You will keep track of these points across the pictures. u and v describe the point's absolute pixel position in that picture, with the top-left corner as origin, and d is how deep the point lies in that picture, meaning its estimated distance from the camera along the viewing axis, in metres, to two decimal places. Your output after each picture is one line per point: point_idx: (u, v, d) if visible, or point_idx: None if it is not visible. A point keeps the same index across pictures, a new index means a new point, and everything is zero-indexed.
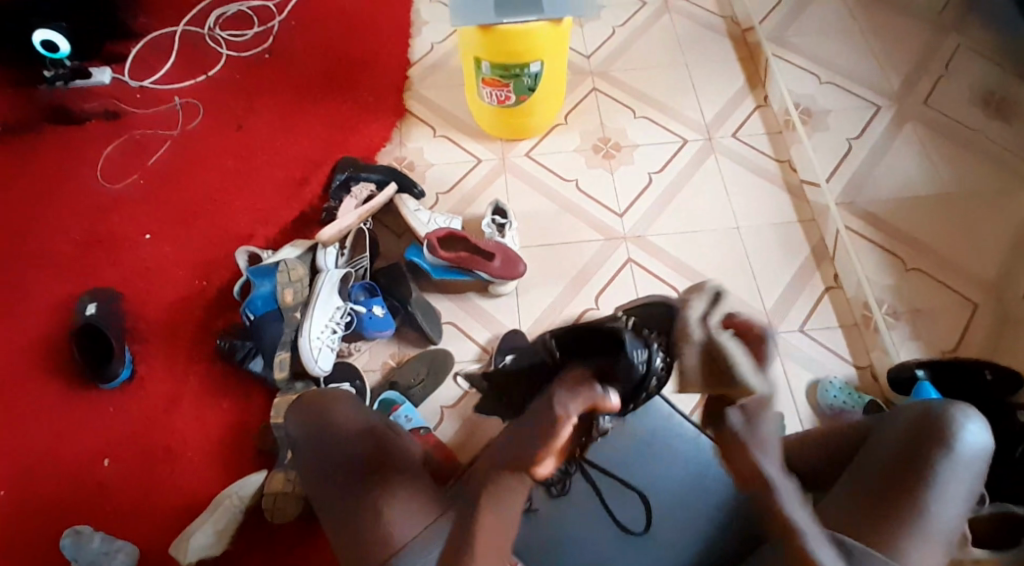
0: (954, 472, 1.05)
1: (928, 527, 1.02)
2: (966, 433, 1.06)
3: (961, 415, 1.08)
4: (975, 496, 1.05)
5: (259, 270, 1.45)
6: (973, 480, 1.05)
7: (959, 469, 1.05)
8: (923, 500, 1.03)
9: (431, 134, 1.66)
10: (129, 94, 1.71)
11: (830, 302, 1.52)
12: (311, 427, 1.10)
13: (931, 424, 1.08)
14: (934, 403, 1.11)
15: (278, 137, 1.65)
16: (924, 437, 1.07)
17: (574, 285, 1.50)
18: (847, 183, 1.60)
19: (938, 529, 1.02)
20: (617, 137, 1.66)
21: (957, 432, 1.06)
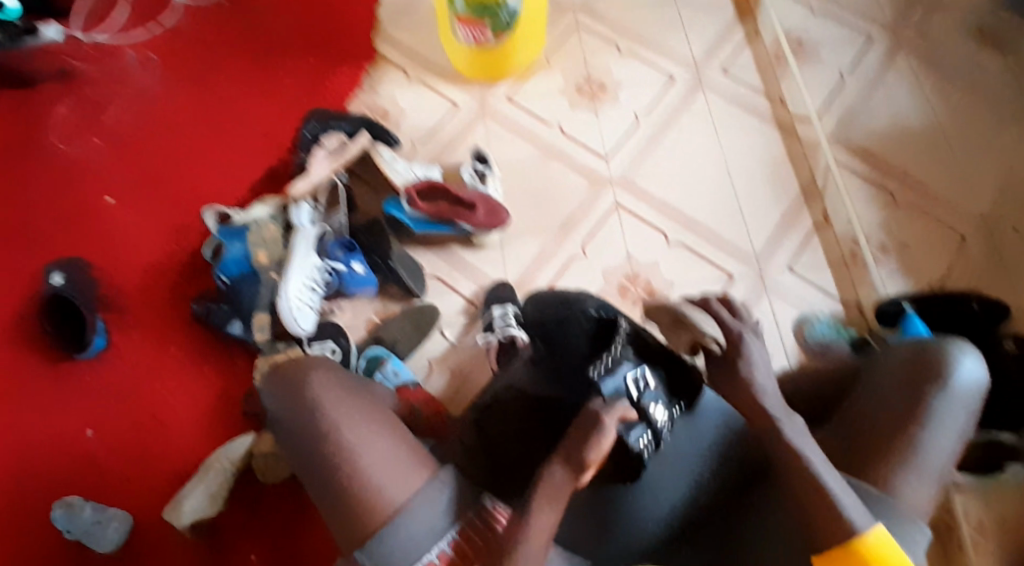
0: (948, 404, 1.06)
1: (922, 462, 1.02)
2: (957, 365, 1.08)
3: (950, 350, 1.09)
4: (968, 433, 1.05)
5: (229, 232, 1.40)
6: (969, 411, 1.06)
7: (954, 401, 1.06)
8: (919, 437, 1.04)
9: (405, 78, 1.58)
10: (82, 50, 1.61)
11: (819, 240, 1.46)
12: (295, 393, 1.08)
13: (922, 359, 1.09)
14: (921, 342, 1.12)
15: (241, 89, 1.56)
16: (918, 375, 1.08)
17: (560, 234, 1.46)
18: (838, 118, 1.55)
19: (932, 464, 1.03)
20: (602, 77, 1.59)
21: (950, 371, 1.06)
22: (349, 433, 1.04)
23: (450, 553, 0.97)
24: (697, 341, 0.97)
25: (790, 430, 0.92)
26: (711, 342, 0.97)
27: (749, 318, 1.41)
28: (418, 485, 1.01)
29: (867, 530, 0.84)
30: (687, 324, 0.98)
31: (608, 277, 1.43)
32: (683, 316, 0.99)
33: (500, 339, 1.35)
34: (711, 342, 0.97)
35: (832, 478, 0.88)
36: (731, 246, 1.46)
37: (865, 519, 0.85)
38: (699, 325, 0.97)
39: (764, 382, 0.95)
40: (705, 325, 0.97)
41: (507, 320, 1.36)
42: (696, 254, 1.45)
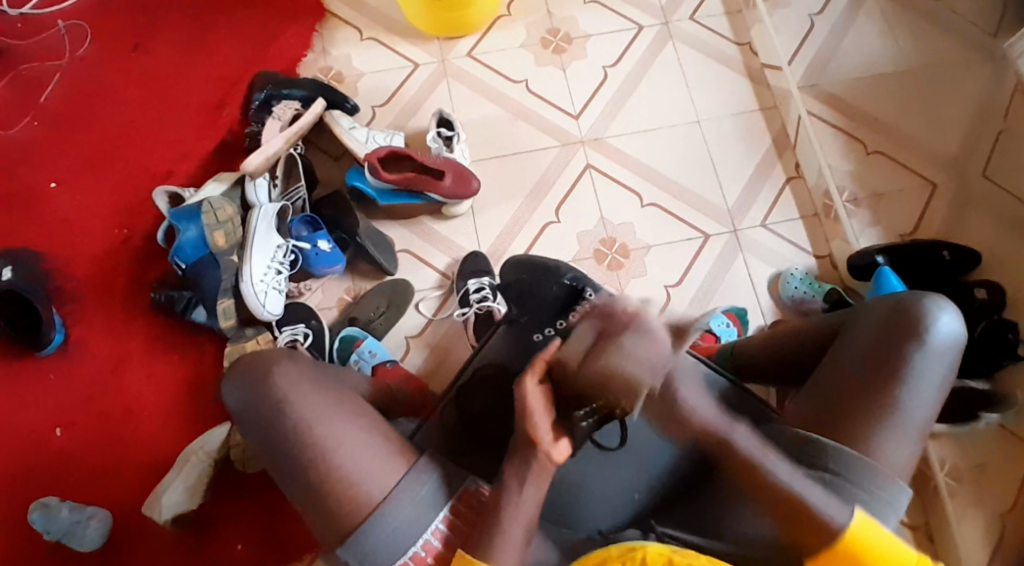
0: (929, 362, 1.02)
1: (904, 423, 0.99)
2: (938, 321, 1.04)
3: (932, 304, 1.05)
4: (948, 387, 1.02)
5: (182, 213, 1.30)
6: (950, 366, 1.03)
7: (935, 358, 1.02)
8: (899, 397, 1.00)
9: (359, 37, 1.49)
10: (6, 22, 1.48)
11: (791, 193, 1.47)
12: (261, 389, 1.02)
13: (901, 316, 1.05)
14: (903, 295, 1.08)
15: (183, 56, 1.45)
16: (897, 333, 1.03)
17: (532, 199, 1.42)
18: (810, 64, 1.51)
19: (913, 425, 1.00)
20: (568, 28, 1.51)
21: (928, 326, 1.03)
22: (324, 434, 0.98)
23: (445, 532, 0.96)
24: (624, 383, 0.79)
25: (739, 440, 0.82)
26: (639, 388, 0.79)
27: (725, 277, 1.42)
28: (395, 479, 0.97)
29: (849, 522, 0.81)
30: (614, 376, 0.80)
31: (584, 240, 1.41)
32: (605, 362, 0.81)
33: (477, 311, 1.35)
34: (639, 385, 0.79)
35: (790, 472, 0.83)
36: (703, 205, 1.45)
37: (844, 510, 0.81)
38: (629, 369, 0.79)
39: (701, 408, 0.81)
40: (628, 361, 0.79)
41: (483, 293, 1.35)
42: (670, 215, 1.44)
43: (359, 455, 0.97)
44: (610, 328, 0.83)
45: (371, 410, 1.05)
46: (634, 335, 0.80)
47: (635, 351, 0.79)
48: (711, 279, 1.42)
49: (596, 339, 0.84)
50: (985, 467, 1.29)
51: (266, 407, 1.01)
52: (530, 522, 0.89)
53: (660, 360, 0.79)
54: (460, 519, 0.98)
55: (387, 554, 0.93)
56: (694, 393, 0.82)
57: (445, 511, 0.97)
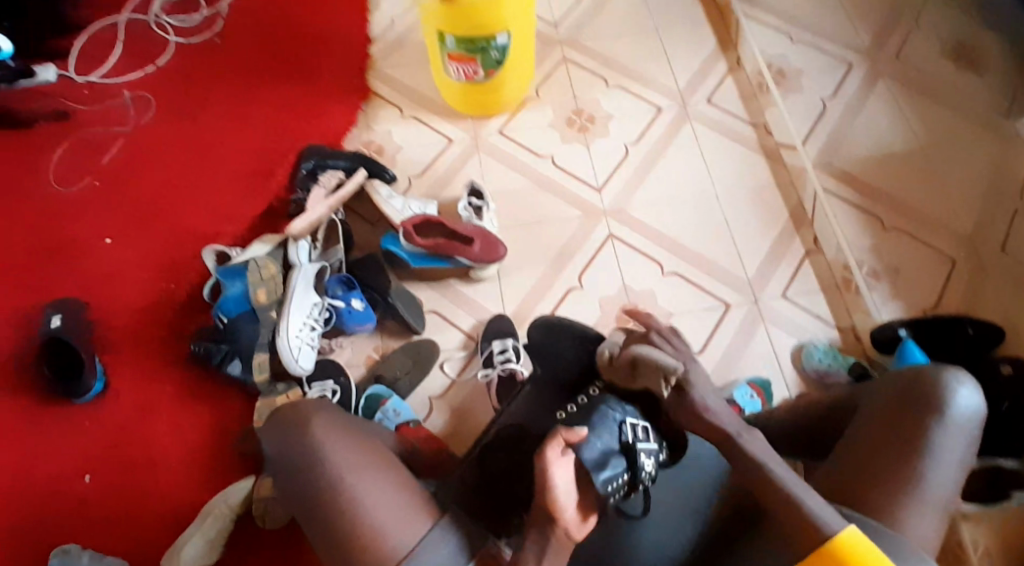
0: (950, 435, 1.02)
1: (925, 496, 0.99)
2: (957, 395, 1.04)
3: (952, 377, 1.06)
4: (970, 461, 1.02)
5: (228, 270, 1.39)
6: (971, 442, 1.03)
7: (955, 431, 1.02)
8: (921, 469, 1.00)
9: (398, 114, 1.60)
10: (73, 89, 1.62)
11: (810, 269, 1.50)
12: (293, 438, 1.07)
13: (920, 386, 1.05)
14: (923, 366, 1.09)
15: (235, 127, 1.58)
16: (917, 403, 1.04)
17: (555, 266, 1.48)
18: (823, 143, 1.58)
19: (934, 496, 0.99)
20: (592, 108, 1.62)
21: (948, 396, 1.03)
22: (351, 476, 1.02)
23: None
24: (652, 364, 0.97)
25: (748, 441, 0.93)
26: (664, 370, 0.96)
27: (748, 345, 1.44)
28: (416, 538, 0.98)
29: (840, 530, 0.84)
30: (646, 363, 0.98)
31: (606, 307, 1.45)
32: (640, 351, 1.00)
33: (500, 373, 1.37)
34: (665, 371, 0.96)
35: (799, 487, 0.88)
36: (723, 274, 1.49)
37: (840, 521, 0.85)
38: (654, 357, 0.97)
39: (714, 405, 0.95)
40: (654, 353, 0.98)
41: (506, 354, 1.38)
42: (692, 284, 1.48)
43: (384, 506, 1.00)
44: (648, 326, 1.04)
45: (396, 464, 1.08)
46: (658, 341, 1.01)
47: (660, 348, 0.99)
48: (734, 347, 1.44)
49: (633, 337, 1.06)
50: (1022, 555, 1.24)
51: (297, 456, 1.06)
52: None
53: (673, 355, 0.98)
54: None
55: None
56: (708, 392, 0.96)
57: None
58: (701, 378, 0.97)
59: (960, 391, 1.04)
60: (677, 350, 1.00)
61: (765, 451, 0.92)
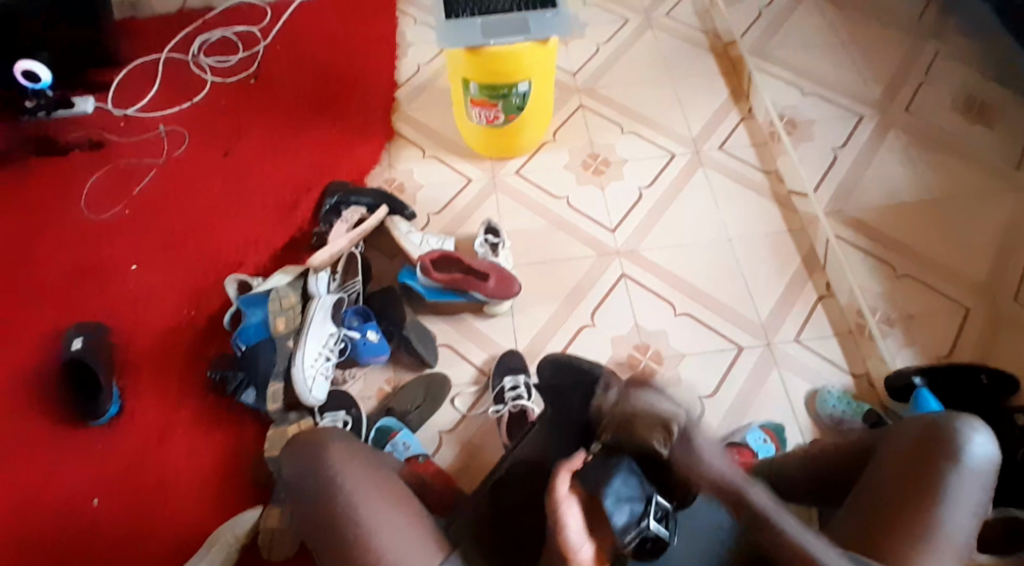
0: (965, 482, 1.01)
1: (944, 541, 0.97)
2: (972, 443, 1.03)
3: (965, 425, 1.05)
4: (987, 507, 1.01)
5: (250, 299, 1.42)
6: (986, 489, 1.02)
7: (970, 478, 1.01)
8: (937, 514, 0.98)
9: (420, 154, 1.65)
10: (110, 121, 1.69)
11: (823, 310, 1.52)
12: (309, 466, 1.07)
13: (935, 436, 1.04)
14: (937, 414, 1.08)
15: (264, 162, 1.63)
16: (933, 450, 1.03)
17: (569, 303, 1.50)
18: (834, 192, 1.61)
19: (952, 543, 0.98)
20: (607, 153, 1.67)
21: (963, 446, 1.02)
22: (367, 509, 1.02)
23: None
24: (650, 415, 0.89)
25: (756, 497, 0.87)
26: (666, 419, 0.88)
27: (762, 388, 1.44)
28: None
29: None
30: (638, 418, 0.90)
31: (618, 345, 1.46)
32: (636, 404, 0.91)
33: (511, 409, 1.37)
34: (669, 419, 0.89)
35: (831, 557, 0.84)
36: (735, 315, 1.50)
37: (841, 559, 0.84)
38: (655, 408, 0.90)
39: (724, 463, 0.88)
40: (655, 403, 0.91)
41: (518, 391, 1.38)
42: (704, 325, 1.49)
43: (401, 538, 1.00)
44: (638, 378, 0.96)
45: (407, 493, 1.08)
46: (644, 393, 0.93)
47: (661, 399, 0.91)
48: (748, 388, 1.43)
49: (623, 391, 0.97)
50: None
51: (312, 484, 1.06)
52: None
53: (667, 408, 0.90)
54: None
55: None
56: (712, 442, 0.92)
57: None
58: (702, 429, 0.90)
59: (974, 438, 1.03)
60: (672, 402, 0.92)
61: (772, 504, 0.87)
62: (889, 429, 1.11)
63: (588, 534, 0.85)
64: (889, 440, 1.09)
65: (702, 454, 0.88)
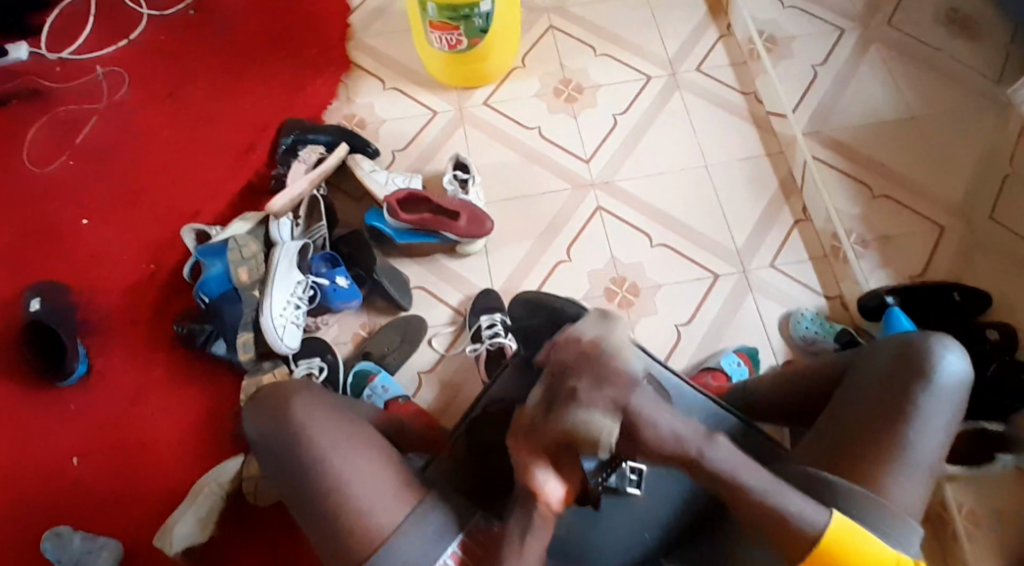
0: (936, 402, 0.99)
1: (913, 464, 0.97)
2: (942, 362, 1.00)
3: (937, 343, 1.02)
4: (956, 428, 1.00)
5: (208, 249, 1.35)
6: (957, 408, 1.00)
7: (940, 398, 0.99)
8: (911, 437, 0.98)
9: (379, 86, 1.57)
10: (46, 67, 1.58)
11: (798, 236, 1.50)
12: (275, 427, 1.02)
13: (908, 358, 1.02)
14: (910, 333, 1.05)
15: (213, 101, 1.54)
16: (905, 371, 1.01)
17: (545, 238, 1.46)
18: (813, 113, 1.56)
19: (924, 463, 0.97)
20: (579, 78, 1.60)
21: (934, 363, 1.00)
22: (337, 457, 0.99)
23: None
24: (587, 439, 0.81)
25: (713, 454, 0.87)
26: (600, 435, 0.81)
27: (735, 315, 1.43)
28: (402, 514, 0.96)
29: (828, 521, 0.85)
30: (580, 436, 0.82)
31: (594, 279, 1.44)
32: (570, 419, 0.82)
33: (488, 347, 1.36)
34: (602, 436, 0.82)
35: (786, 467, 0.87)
36: (710, 243, 1.48)
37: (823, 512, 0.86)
38: (587, 427, 0.81)
39: (666, 423, 0.86)
40: (589, 414, 0.82)
41: (495, 329, 1.37)
42: (680, 255, 1.47)
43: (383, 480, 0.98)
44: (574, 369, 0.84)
45: (377, 435, 1.05)
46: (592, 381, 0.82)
47: (593, 401, 0.82)
48: (723, 315, 1.43)
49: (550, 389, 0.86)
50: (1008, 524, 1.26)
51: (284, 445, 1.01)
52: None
53: (610, 406, 0.83)
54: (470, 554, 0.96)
55: None
56: (658, 413, 0.86)
57: (459, 535, 0.96)
58: (648, 402, 0.86)
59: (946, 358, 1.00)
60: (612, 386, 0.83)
61: (730, 458, 0.87)
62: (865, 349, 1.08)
63: (554, 471, 0.88)
64: (865, 360, 1.06)
65: (647, 422, 0.85)
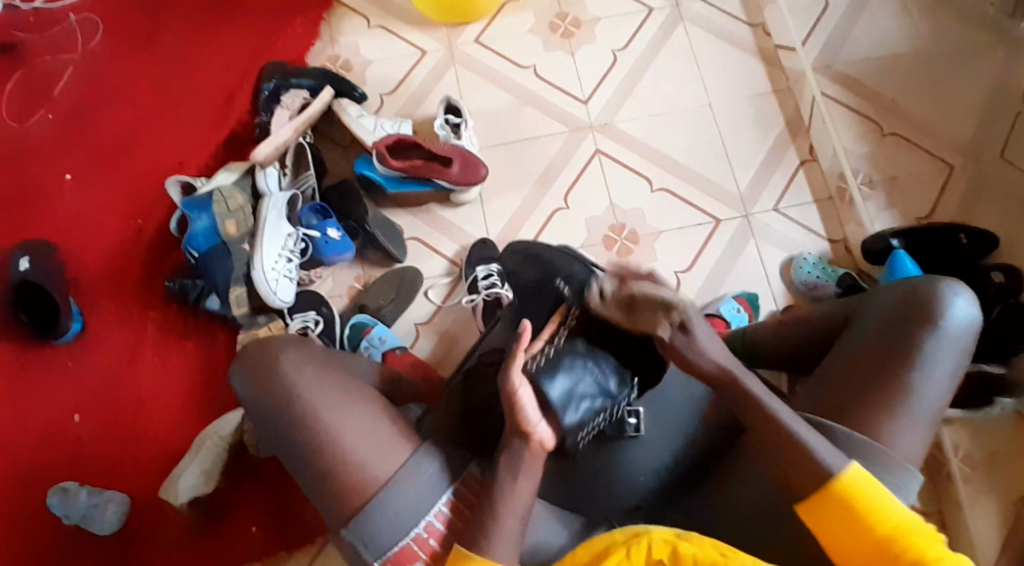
0: (941, 348, 0.95)
1: (917, 411, 0.93)
2: (950, 308, 0.96)
3: (945, 290, 0.98)
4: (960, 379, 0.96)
5: (193, 202, 1.31)
6: (962, 354, 0.96)
7: (946, 345, 0.95)
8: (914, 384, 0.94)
9: (365, 24, 1.50)
10: (19, 18, 1.50)
11: (804, 176, 1.45)
12: (264, 382, 0.98)
13: (913, 302, 0.98)
14: (915, 280, 1.01)
15: (192, 45, 1.47)
16: (909, 317, 0.97)
17: (541, 184, 1.42)
18: (823, 44, 1.49)
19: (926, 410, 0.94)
20: (576, 12, 1.52)
21: (940, 309, 0.96)
22: (330, 413, 0.95)
23: (449, 517, 0.93)
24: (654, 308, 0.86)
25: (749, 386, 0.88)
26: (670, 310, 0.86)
27: (736, 261, 1.40)
28: (398, 464, 0.93)
29: (843, 469, 0.81)
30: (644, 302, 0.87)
31: (592, 227, 1.40)
32: (634, 289, 0.88)
33: (485, 298, 1.34)
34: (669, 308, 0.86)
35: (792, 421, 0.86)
36: (712, 187, 1.43)
37: (841, 459, 0.82)
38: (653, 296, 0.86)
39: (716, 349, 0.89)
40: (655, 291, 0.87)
41: (491, 280, 1.35)
42: (681, 200, 1.43)
43: (374, 429, 0.95)
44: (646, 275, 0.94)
45: (370, 391, 1.01)
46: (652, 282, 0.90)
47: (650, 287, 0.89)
48: (723, 262, 1.40)
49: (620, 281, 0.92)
50: (1005, 470, 1.26)
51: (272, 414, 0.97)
52: (525, 513, 0.89)
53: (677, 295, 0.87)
54: (464, 504, 0.95)
55: (392, 536, 0.91)
56: (712, 343, 0.89)
57: (451, 487, 0.94)
58: (705, 327, 0.88)
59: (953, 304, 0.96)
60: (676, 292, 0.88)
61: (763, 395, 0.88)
62: (868, 296, 1.04)
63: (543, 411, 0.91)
64: (867, 309, 1.02)
65: (700, 343, 0.88)
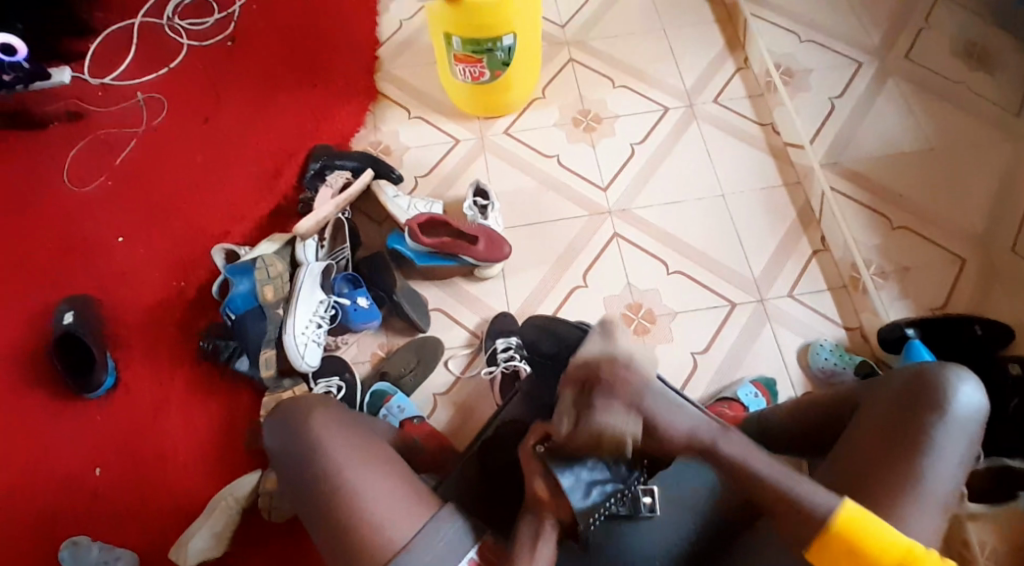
0: (949, 435, 0.91)
1: (923, 497, 0.89)
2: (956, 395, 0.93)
3: (952, 374, 0.94)
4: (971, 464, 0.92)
5: (237, 267, 1.39)
6: (971, 443, 0.92)
7: (954, 432, 0.91)
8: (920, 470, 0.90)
9: (406, 116, 1.63)
10: (89, 91, 1.67)
11: (818, 265, 1.50)
12: (292, 433, 1.00)
13: (919, 385, 0.94)
14: (923, 363, 0.97)
15: (245, 127, 1.61)
16: (914, 401, 0.93)
17: (560, 265, 1.49)
18: (831, 142, 1.59)
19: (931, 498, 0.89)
20: (597, 109, 1.64)
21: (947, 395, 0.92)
22: (354, 470, 0.96)
23: None
24: (612, 438, 0.90)
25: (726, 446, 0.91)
26: (624, 438, 0.91)
27: (753, 344, 1.42)
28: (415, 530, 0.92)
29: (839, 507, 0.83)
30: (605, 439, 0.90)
31: (610, 304, 1.45)
32: (596, 424, 0.90)
33: (503, 370, 1.36)
34: (625, 440, 0.91)
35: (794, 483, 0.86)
36: (727, 271, 1.49)
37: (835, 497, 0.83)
38: (613, 428, 0.90)
39: (681, 419, 0.93)
40: (610, 419, 0.90)
41: (510, 352, 1.38)
42: (698, 283, 1.47)
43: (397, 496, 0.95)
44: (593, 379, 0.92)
45: (396, 455, 1.01)
46: (607, 392, 0.91)
47: (613, 408, 0.91)
48: (738, 346, 1.42)
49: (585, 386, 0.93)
50: None
51: (291, 442, 1.00)
52: None
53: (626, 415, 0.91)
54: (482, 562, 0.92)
55: None
56: (674, 414, 0.93)
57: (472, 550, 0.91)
58: (661, 403, 0.92)
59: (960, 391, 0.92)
60: (623, 392, 0.91)
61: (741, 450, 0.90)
62: (873, 382, 1.01)
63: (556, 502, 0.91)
64: (871, 392, 0.99)
65: (663, 420, 0.92)
